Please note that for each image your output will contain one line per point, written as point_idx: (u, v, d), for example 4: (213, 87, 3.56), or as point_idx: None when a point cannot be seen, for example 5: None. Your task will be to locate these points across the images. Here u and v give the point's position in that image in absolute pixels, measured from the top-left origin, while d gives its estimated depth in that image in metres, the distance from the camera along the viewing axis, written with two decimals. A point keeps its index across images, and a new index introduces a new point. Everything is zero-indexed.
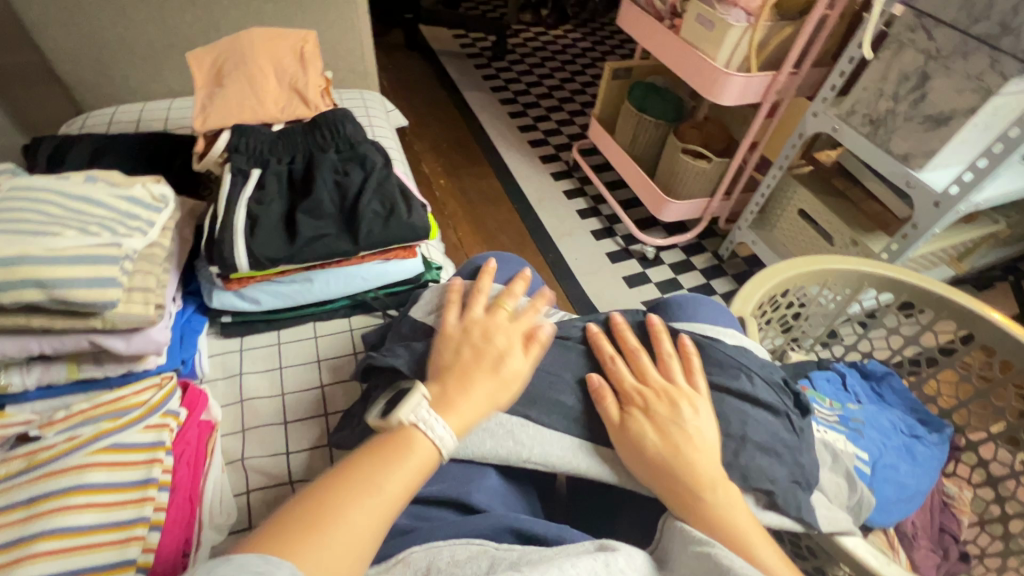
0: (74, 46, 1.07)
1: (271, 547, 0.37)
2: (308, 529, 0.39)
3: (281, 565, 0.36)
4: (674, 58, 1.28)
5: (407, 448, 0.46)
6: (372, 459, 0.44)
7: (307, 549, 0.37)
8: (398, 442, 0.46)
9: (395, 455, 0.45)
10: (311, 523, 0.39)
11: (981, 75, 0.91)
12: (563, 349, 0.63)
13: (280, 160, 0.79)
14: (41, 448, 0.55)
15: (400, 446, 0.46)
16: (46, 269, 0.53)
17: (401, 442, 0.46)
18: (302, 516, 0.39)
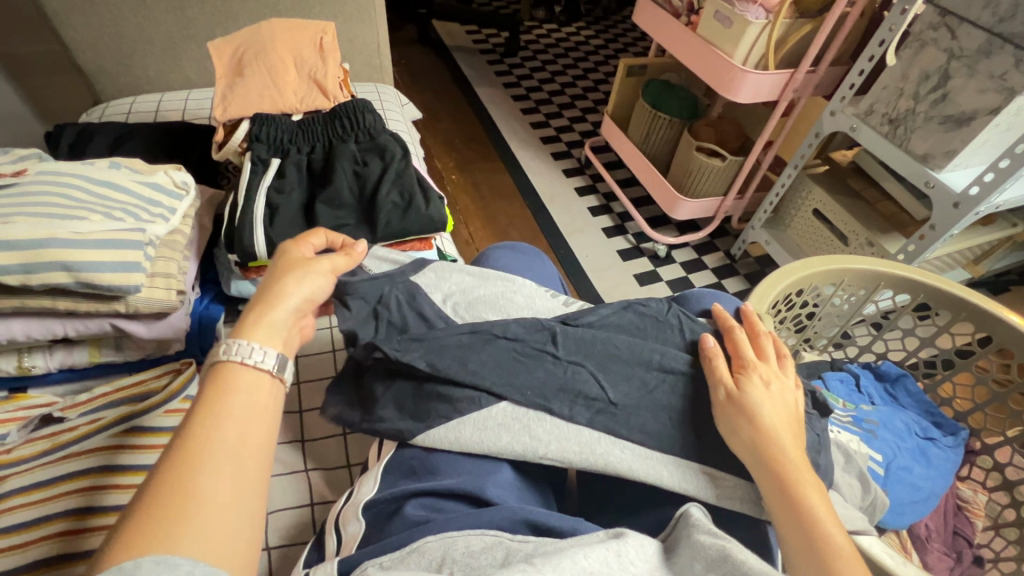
0: (95, 35, 1.08)
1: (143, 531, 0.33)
2: (171, 510, 0.35)
3: (142, 561, 0.32)
4: (690, 55, 1.27)
5: (243, 394, 0.43)
6: (203, 418, 0.40)
7: (175, 534, 0.34)
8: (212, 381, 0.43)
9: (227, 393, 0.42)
10: (166, 509, 0.35)
11: (1005, 75, 0.90)
12: (585, 336, 0.62)
13: (300, 149, 0.80)
14: (63, 429, 0.56)
15: (229, 395, 0.42)
16: (72, 253, 0.53)
17: (225, 390, 0.42)
18: (149, 508, 0.35)
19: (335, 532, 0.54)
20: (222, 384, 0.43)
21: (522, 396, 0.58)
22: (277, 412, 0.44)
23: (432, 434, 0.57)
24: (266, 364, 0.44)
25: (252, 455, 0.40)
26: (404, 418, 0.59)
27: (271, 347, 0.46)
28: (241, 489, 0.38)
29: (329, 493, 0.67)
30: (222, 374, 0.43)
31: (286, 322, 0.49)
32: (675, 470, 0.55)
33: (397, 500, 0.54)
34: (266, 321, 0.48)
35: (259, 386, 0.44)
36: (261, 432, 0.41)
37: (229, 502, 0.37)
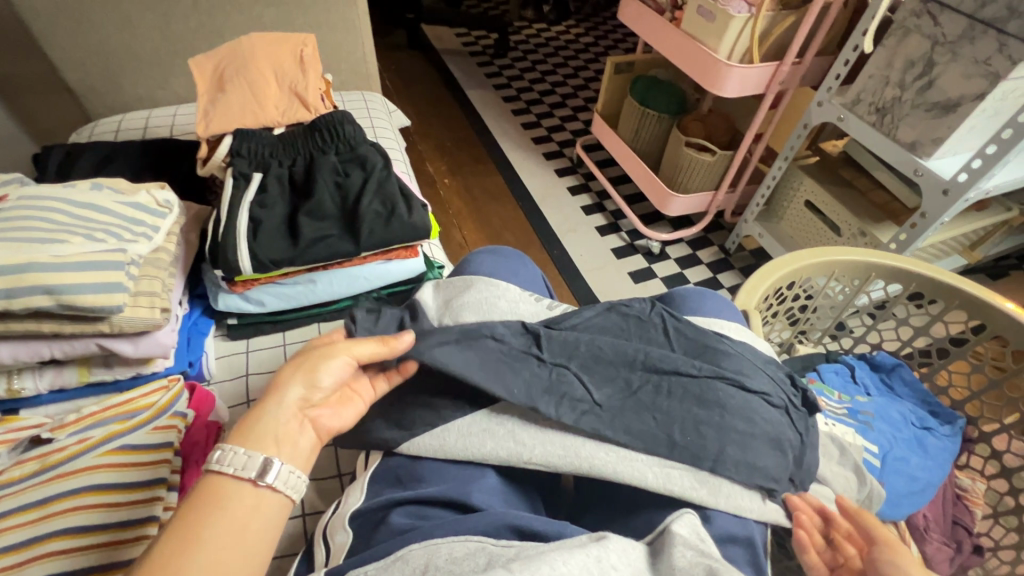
0: (82, 55, 1.09)
1: None
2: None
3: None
4: (675, 51, 1.27)
5: (230, 504, 0.45)
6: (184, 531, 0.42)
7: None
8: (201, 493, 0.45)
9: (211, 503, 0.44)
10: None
11: (989, 60, 0.90)
12: (569, 338, 0.62)
13: (280, 163, 0.80)
14: (53, 450, 0.56)
15: (217, 504, 0.44)
16: (55, 276, 0.54)
17: (213, 499, 0.45)
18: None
19: (323, 543, 0.55)
20: (211, 492, 0.45)
21: (508, 396, 0.57)
22: (262, 528, 0.45)
23: (417, 442, 0.57)
24: (256, 475, 0.46)
25: (225, 572, 0.41)
26: (389, 427, 0.59)
27: (257, 450, 0.47)
28: None
29: (320, 503, 0.67)
30: (213, 485, 0.45)
31: (287, 420, 0.51)
32: (659, 471, 0.55)
33: (383, 508, 0.55)
34: (265, 423, 0.50)
35: (251, 498, 0.45)
36: (246, 546, 0.43)
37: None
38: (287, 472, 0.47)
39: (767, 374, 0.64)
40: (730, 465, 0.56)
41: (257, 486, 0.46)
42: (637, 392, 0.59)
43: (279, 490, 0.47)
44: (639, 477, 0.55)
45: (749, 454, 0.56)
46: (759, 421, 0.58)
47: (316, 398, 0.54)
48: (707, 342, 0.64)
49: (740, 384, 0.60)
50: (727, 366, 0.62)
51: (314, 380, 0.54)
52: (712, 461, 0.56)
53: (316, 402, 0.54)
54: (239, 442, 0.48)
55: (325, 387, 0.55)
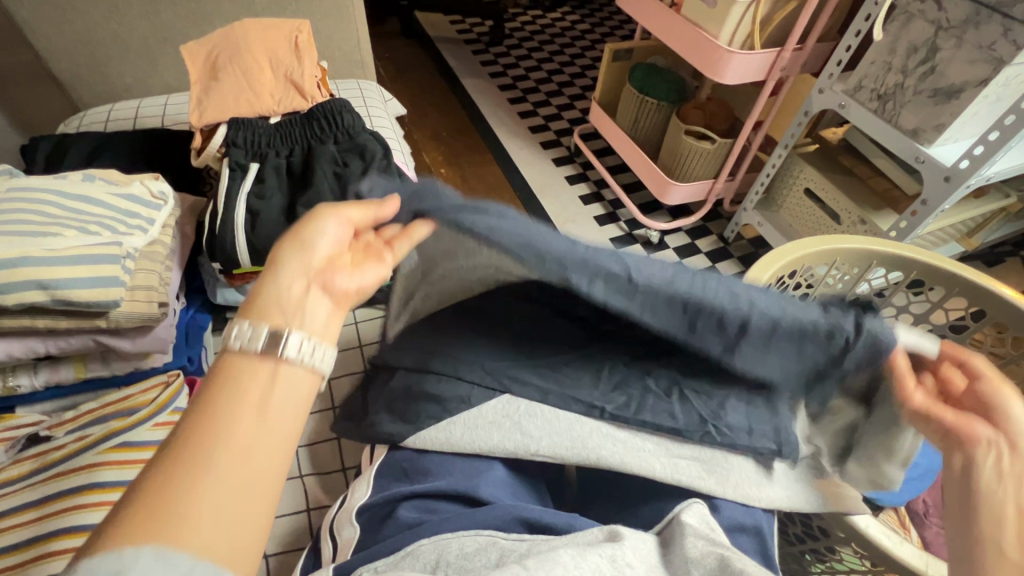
0: (68, 43, 1.06)
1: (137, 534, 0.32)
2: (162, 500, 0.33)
3: (140, 557, 0.31)
4: (674, 38, 1.25)
5: (247, 385, 0.39)
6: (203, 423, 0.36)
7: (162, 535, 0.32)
8: (215, 376, 0.39)
9: (224, 389, 0.38)
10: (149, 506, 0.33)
11: (993, 45, 0.89)
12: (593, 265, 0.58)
13: (278, 153, 0.79)
14: (51, 448, 0.56)
15: (232, 382, 0.39)
16: (49, 271, 0.53)
17: (230, 383, 0.39)
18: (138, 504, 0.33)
19: (330, 538, 0.54)
20: (224, 370, 0.40)
21: (536, 264, 0.47)
22: (288, 401, 0.40)
23: (423, 435, 0.57)
24: (268, 348, 0.40)
25: (262, 453, 0.37)
26: (395, 421, 0.58)
27: (264, 323, 0.41)
28: (243, 489, 0.35)
29: (324, 497, 0.67)
30: (226, 363, 0.40)
31: (293, 293, 0.45)
32: (667, 461, 0.55)
33: (390, 502, 0.54)
34: (268, 294, 0.44)
35: (264, 373, 0.40)
36: (275, 420, 0.39)
37: (228, 494, 0.35)
38: (307, 344, 0.42)
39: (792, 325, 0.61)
40: (726, 430, 0.55)
41: (267, 359, 0.40)
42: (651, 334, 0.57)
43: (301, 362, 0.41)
44: (640, 462, 0.55)
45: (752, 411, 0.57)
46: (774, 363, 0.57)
47: (320, 263, 0.48)
48: None
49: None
50: None
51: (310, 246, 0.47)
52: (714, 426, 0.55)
53: (322, 266, 0.47)
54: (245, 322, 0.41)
55: (327, 252, 0.48)
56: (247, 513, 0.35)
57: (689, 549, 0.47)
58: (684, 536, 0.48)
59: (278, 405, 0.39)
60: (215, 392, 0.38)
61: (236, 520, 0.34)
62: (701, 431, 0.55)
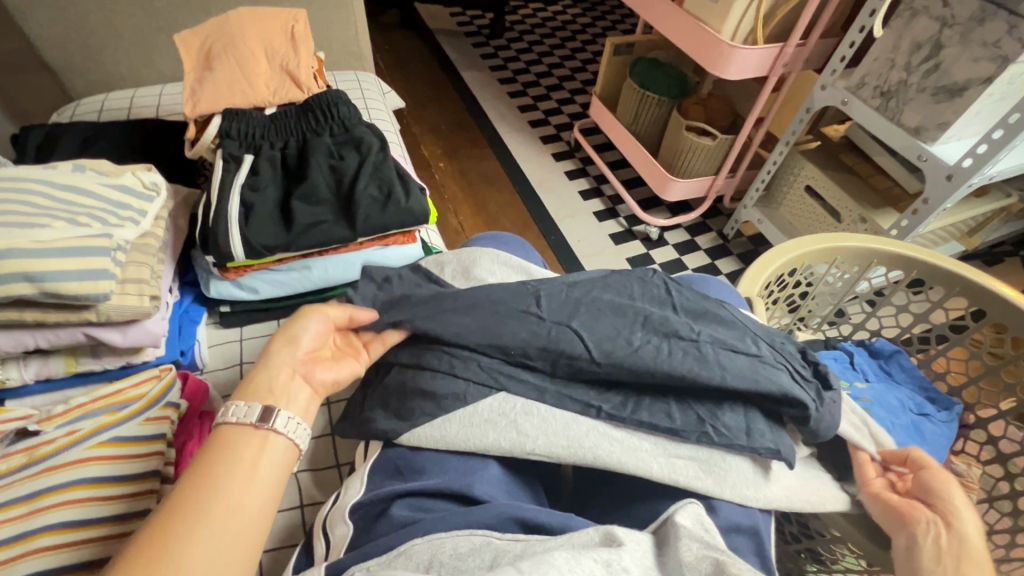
0: (60, 31, 1.04)
1: None
2: (154, 563, 0.38)
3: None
4: (676, 31, 1.24)
5: (237, 450, 0.46)
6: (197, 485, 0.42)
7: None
8: (213, 439, 0.46)
9: (216, 453, 0.45)
10: (140, 566, 0.37)
11: (999, 43, 0.88)
12: (571, 298, 0.62)
13: (273, 144, 0.78)
14: (41, 442, 0.54)
15: (225, 453, 0.45)
16: (36, 263, 0.52)
17: (220, 449, 0.45)
18: (131, 565, 0.37)
19: (323, 536, 0.54)
20: (218, 442, 0.46)
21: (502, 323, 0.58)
22: (271, 470, 0.46)
23: (418, 433, 0.56)
24: (257, 420, 0.47)
25: (247, 513, 0.42)
26: (389, 418, 0.58)
27: (256, 401, 0.49)
28: (223, 549, 0.40)
29: (318, 494, 0.66)
30: (222, 435, 0.46)
31: (281, 380, 0.53)
32: (664, 462, 0.54)
33: (383, 501, 0.54)
34: (259, 379, 0.52)
35: (256, 443, 0.47)
36: (259, 488, 0.45)
37: (211, 557, 0.39)
38: (289, 417, 0.49)
39: (769, 341, 0.62)
40: (723, 431, 0.55)
41: (260, 429, 0.47)
42: (638, 348, 0.57)
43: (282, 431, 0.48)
44: (638, 463, 0.54)
45: (743, 416, 0.57)
46: (763, 380, 0.56)
47: (303, 356, 0.56)
48: (708, 308, 0.63)
49: (739, 351, 0.59)
50: (732, 333, 0.61)
51: (297, 339, 0.56)
52: (706, 428, 0.55)
53: (306, 358, 0.57)
54: (240, 400, 0.49)
55: (310, 346, 0.57)
56: (230, 570, 0.40)
57: (683, 549, 0.47)
58: (678, 536, 0.48)
59: (264, 470, 0.46)
60: (210, 455, 0.45)
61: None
62: (698, 431, 0.55)
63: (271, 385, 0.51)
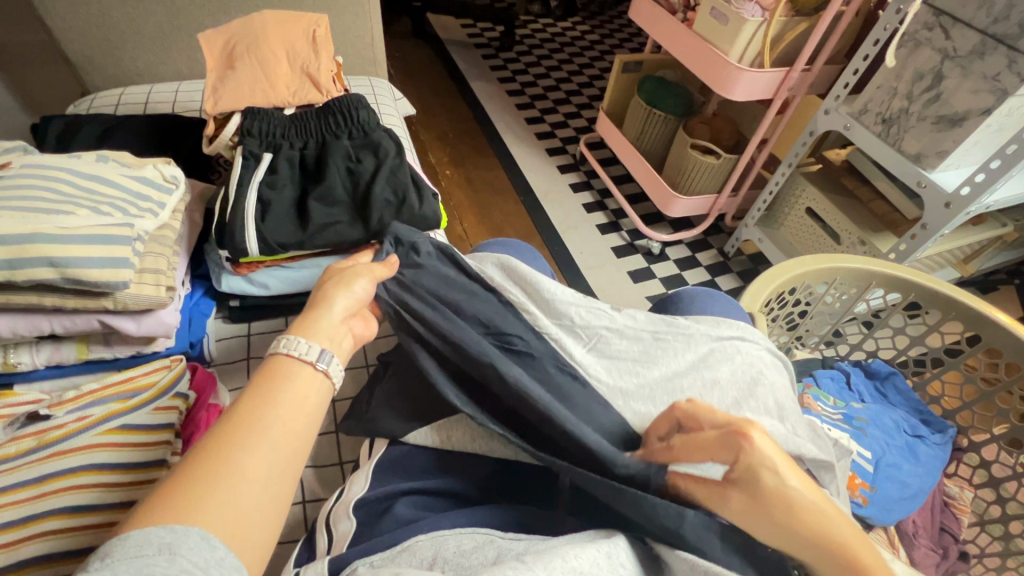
0: (82, 25, 1.06)
1: (187, 499, 0.36)
2: (216, 472, 0.38)
3: (188, 534, 0.35)
4: (685, 52, 1.27)
5: (297, 377, 0.45)
6: (255, 404, 0.42)
7: (210, 507, 0.36)
8: (268, 369, 0.45)
9: (275, 377, 0.44)
10: (204, 475, 0.37)
11: (998, 76, 0.90)
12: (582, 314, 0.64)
13: (292, 144, 0.79)
14: (51, 427, 0.54)
15: (284, 377, 0.45)
16: (60, 249, 0.53)
17: (280, 374, 0.45)
18: (193, 473, 0.38)
19: (326, 530, 0.54)
20: (276, 366, 0.45)
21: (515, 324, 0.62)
22: (323, 400, 0.46)
23: (425, 431, 0.58)
24: (315, 359, 0.46)
25: (298, 440, 0.42)
26: (397, 417, 0.59)
27: (317, 343, 0.48)
28: (275, 474, 0.40)
29: (320, 491, 0.66)
30: (280, 360, 0.45)
31: (337, 322, 0.52)
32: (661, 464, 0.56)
33: (388, 498, 0.54)
34: (316, 320, 0.50)
35: (309, 375, 0.46)
36: (313, 419, 0.44)
37: (267, 478, 0.39)
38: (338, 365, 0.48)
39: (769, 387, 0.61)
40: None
41: (315, 369, 0.46)
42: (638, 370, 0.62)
43: (328, 374, 0.46)
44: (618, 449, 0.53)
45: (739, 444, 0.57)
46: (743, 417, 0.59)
47: (356, 307, 0.55)
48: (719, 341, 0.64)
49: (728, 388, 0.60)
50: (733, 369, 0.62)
51: (357, 292, 0.55)
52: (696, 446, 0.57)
53: (355, 310, 0.55)
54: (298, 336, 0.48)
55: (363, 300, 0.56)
56: (277, 497, 0.40)
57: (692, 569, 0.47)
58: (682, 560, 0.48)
59: (314, 404, 0.45)
60: (268, 379, 0.44)
61: (266, 503, 0.39)
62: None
63: (331, 329, 0.50)
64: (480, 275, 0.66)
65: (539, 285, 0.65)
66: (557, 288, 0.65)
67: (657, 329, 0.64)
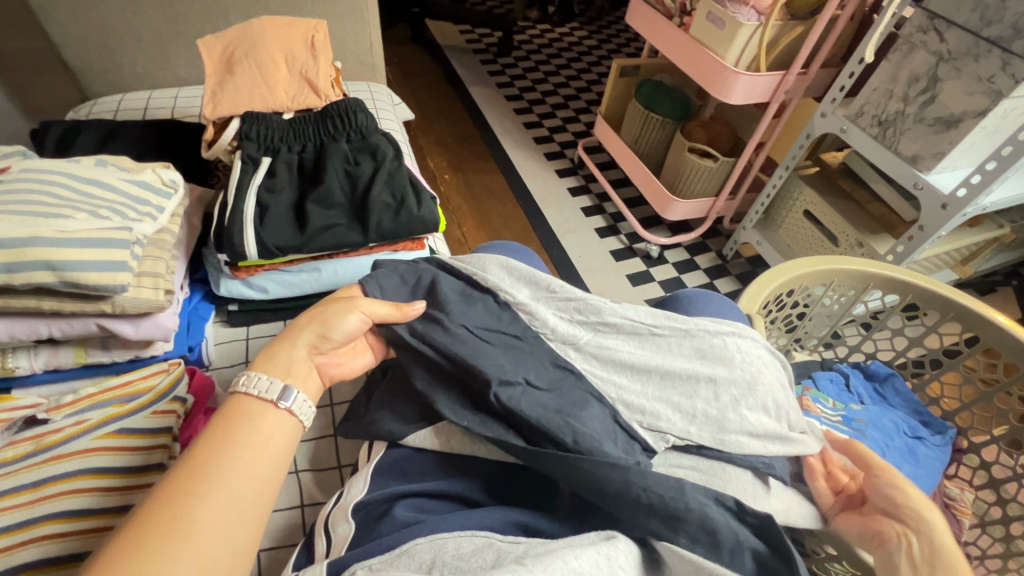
0: (81, 31, 1.07)
1: (142, 549, 0.37)
2: (173, 520, 0.39)
3: None
4: (682, 56, 1.28)
5: (255, 421, 0.48)
6: (213, 450, 0.44)
7: (169, 552, 0.38)
8: (227, 415, 0.47)
9: (234, 423, 0.47)
10: (162, 524, 0.39)
11: (992, 78, 0.91)
12: (578, 318, 0.65)
13: (290, 148, 0.79)
14: (49, 431, 0.54)
15: (245, 424, 0.47)
16: (58, 252, 0.53)
17: (240, 418, 0.48)
18: (151, 520, 0.39)
19: (325, 534, 0.54)
20: (236, 414, 0.48)
21: (512, 327, 0.63)
22: (284, 444, 0.49)
23: (423, 435, 0.58)
24: (276, 398, 0.49)
25: (257, 484, 0.44)
26: (398, 420, 0.59)
27: (277, 378, 0.51)
28: (233, 519, 0.42)
29: (319, 494, 0.66)
30: (240, 404, 0.48)
31: (300, 360, 0.55)
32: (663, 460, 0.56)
33: (386, 501, 0.54)
34: (280, 357, 0.54)
35: (271, 420, 0.49)
36: (272, 459, 0.47)
37: (225, 524, 0.41)
38: (300, 398, 0.51)
39: (772, 386, 0.61)
40: (725, 439, 0.56)
41: (278, 408, 0.49)
42: (637, 371, 0.61)
43: (292, 412, 0.50)
44: (609, 447, 0.54)
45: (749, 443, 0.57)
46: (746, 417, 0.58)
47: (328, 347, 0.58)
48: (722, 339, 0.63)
49: (731, 389, 0.59)
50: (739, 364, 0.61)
51: (334, 335, 0.57)
52: (698, 443, 0.56)
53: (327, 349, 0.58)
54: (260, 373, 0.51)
55: (338, 340, 0.58)
56: (235, 541, 0.41)
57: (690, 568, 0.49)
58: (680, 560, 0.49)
59: (274, 446, 0.48)
60: (228, 426, 0.46)
61: (223, 547, 0.40)
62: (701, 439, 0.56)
63: (290, 364, 0.53)
64: (477, 280, 0.67)
65: (535, 284, 0.68)
66: (554, 294, 0.67)
67: (655, 329, 0.64)
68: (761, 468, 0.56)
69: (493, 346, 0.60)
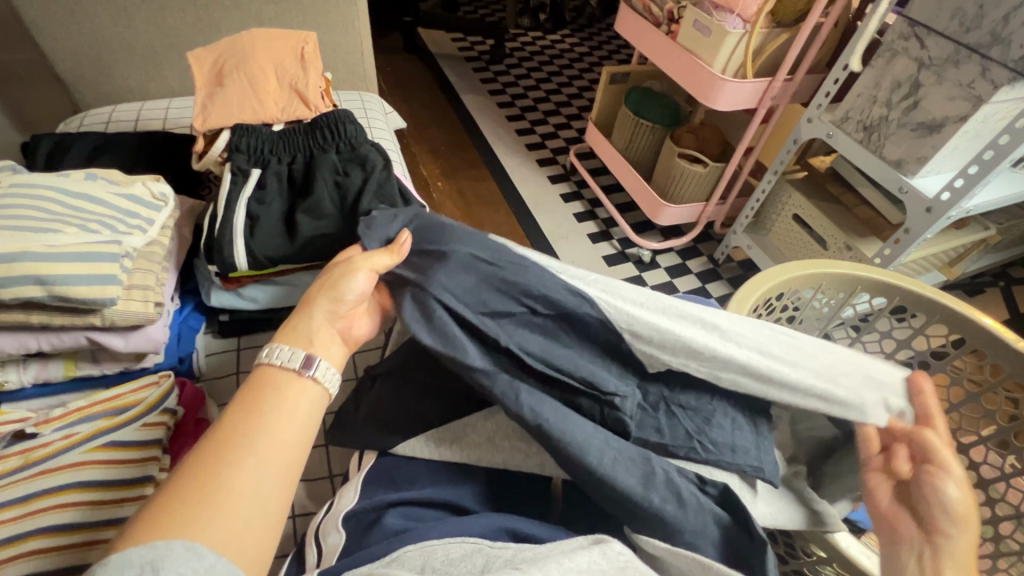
0: (72, 44, 1.07)
1: (176, 514, 0.39)
2: (204, 489, 0.40)
3: (172, 548, 0.37)
4: (670, 63, 1.29)
5: (281, 388, 0.48)
6: (242, 418, 0.45)
7: (200, 519, 0.39)
8: (257, 382, 0.48)
9: (262, 391, 0.47)
10: (194, 491, 0.40)
11: (972, 84, 0.93)
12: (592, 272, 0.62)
13: (280, 160, 0.80)
14: (38, 445, 0.54)
15: (271, 393, 0.47)
16: (46, 267, 0.53)
17: (267, 387, 0.48)
18: (183, 489, 0.40)
19: (315, 544, 0.53)
20: (264, 382, 0.48)
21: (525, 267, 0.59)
22: (312, 413, 0.48)
23: (413, 443, 0.59)
24: (300, 367, 0.49)
25: (285, 451, 0.44)
26: (388, 429, 0.60)
27: (300, 348, 0.51)
28: (260, 487, 0.42)
29: (310, 504, 0.66)
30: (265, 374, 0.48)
31: (321, 329, 0.54)
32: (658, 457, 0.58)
33: (376, 510, 0.54)
34: (300, 328, 0.53)
35: (297, 387, 0.48)
36: (299, 425, 0.47)
37: (254, 491, 0.41)
38: (325, 366, 0.50)
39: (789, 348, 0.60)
40: (710, 446, 0.57)
41: (302, 377, 0.49)
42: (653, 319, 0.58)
43: (317, 380, 0.49)
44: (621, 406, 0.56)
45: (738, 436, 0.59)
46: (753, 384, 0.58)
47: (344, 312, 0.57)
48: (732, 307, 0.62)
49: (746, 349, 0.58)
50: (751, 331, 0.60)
51: (347, 298, 0.56)
52: (686, 450, 0.57)
53: (343, 315, 0.57)
54: (284, 344, 0.51)
55: (352, 304, 0.57)
56: (265, 504, 0.42)
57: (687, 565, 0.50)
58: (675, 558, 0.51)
59: (300, 411, 0.47)
60: (256, 394, 0.47)
61: (253, 511, 0.41)
62: (686, 446, 0.57)
63: (312, 334, 0.53)
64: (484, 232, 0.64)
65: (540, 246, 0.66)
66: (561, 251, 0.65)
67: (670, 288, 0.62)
68: (748, 473, 0.57)
69: (492, 283, 0.57)
